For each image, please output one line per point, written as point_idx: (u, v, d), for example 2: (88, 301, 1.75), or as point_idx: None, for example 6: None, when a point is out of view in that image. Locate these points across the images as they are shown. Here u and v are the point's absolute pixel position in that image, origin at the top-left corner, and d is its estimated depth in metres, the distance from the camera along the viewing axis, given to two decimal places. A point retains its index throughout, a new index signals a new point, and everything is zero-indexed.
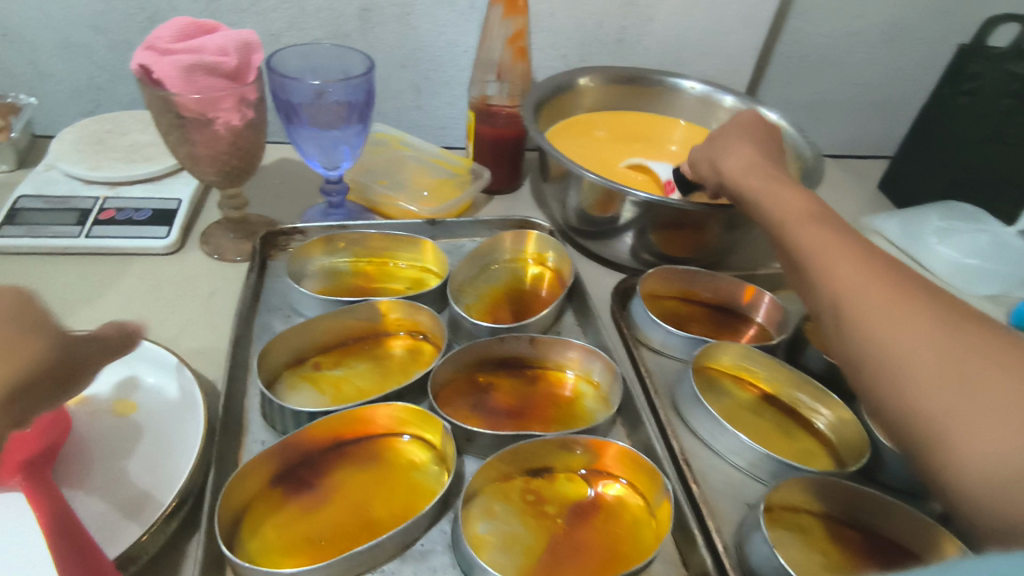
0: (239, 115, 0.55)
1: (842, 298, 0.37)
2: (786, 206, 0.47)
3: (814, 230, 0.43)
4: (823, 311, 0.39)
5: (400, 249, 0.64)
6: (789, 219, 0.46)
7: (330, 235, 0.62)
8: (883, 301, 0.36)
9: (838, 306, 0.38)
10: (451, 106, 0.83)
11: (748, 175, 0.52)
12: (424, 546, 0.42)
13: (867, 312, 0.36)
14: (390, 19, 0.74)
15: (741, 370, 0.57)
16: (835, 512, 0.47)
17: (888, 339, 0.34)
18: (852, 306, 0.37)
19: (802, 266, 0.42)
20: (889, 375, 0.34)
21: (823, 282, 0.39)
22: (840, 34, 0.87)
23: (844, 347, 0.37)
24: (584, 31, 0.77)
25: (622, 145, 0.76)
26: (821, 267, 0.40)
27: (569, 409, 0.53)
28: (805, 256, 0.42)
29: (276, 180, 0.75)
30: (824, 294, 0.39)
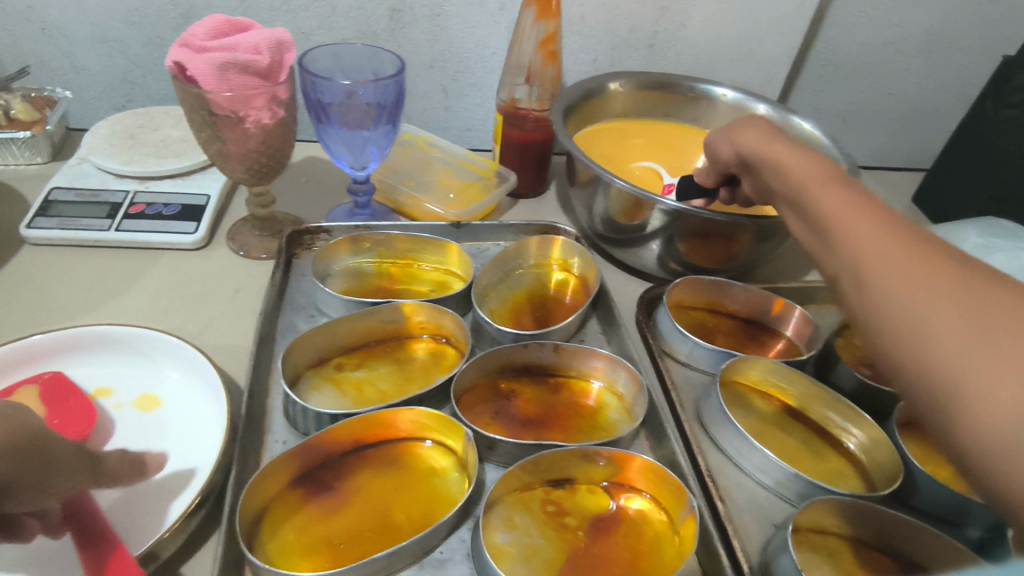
0: (269, 113, 0.55)
1: (861, 257, 0.33)
2: (797, 167, 0.42)
3: (832, 190, 0.38)
4: (835, 273, 0.35)
5: (425, 251, 0.64)
6: (804, 180, 0.41)
7: (355, 236, 0.62)
8: (907, 258, 0.31)
9: (857, 265, 0.33)
10: (479, 108, 0.83)
11: (763, 145, 0.46)
12: (442, 554, 0.42)
13: (888, 271, 0.31)
14: (420, 19, 0.74)
15: (769, 386, 0.56)
16: (865, 537, 0.45)
17: (911, 297, 0.30)
18: (874, 265, 0.32)
19: (816, 228, 0.38)
20: (908, 336, 0.29)
21: (840, 242, 0.35)
22: (877, 43, 0.85)
23: (854, 311, 0.33)
24: (615, 35, 0.76)
25: (639, 147, 0.76)
26: (839, 227, 0.36)
27: (593, 420, 0.52)
28: (820, 217, 0.37)
29: (303, 178, 0.76)
30: (840, 254, 0.35)
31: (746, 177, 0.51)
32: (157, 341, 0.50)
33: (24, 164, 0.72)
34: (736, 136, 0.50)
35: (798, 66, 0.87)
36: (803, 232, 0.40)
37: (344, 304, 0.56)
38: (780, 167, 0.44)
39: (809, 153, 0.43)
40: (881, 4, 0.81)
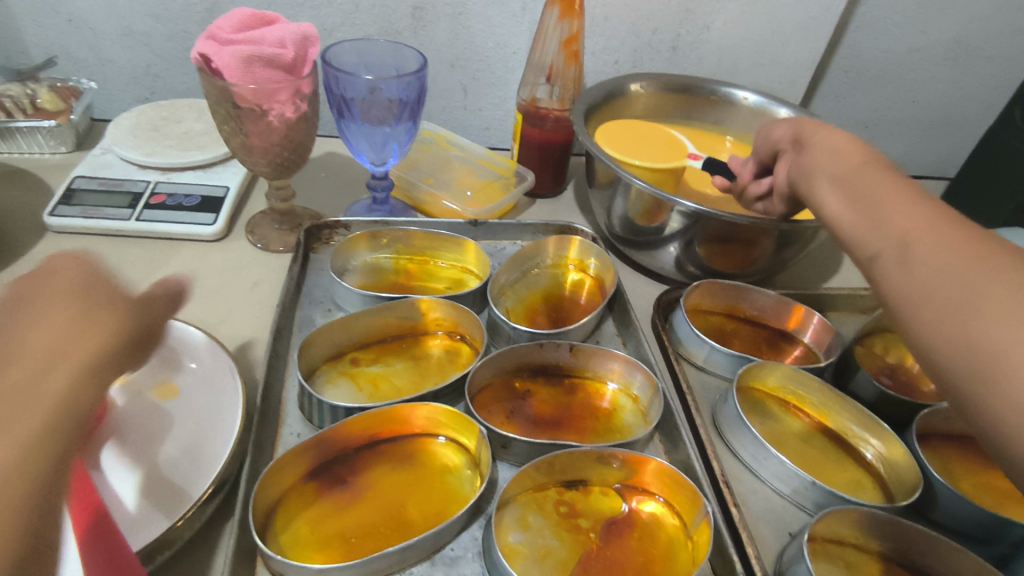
0: (293, 108, 0.55)
1: (912, 236, 0.33)
2: (843, 148, 0.42)
3: (879, 174, 0.38)
4: (878, 251, 0.34)
5: (443, 249, 0.64)
6: (848, 161, 0.41)
7: (374, 231, 0.62)
8: (958, 239, 0.31)
9: (907, 243, 0.33)
10: (497, 107, 0.83)
11: (817, 130, 0.46)
12: (454, 551, 0.42)
13: (938, 250, 0.31)
14: (442, 18, 0.74)
15: (788, 393, 0.55)
16: (888, 549, 0.44)
17: (961, 273, 0.29)
18: (923, 243, 0.32)
19: (859, 205, 0.37)
20: (954, 311, 0.29)
21: (887, 222, 0.35)
22: (903, 49, 0.84)
23: (895, 286, 0.32)
24: (637, 37, 0.76)
25: (652, 125, 0.69)
26: (886, 207, 0.35)
27: (607, 422, 0.52)
28: (867, 196, 0.37)
29: (322, 174, 0.76)
30: (886, 233, 0.34)
31: (786, 158, 0.49)
32: (178, 331, 0.51)
33: (48, 154, 0.73)
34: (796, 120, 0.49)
35: (821, 71, 0.86)
36: (839, 209, 0.39)
37: (362, 299, 0.56)
38: (825, 149, 0.43)
39: (856, 139, 0.43)
40: (908, 10, 0.80)
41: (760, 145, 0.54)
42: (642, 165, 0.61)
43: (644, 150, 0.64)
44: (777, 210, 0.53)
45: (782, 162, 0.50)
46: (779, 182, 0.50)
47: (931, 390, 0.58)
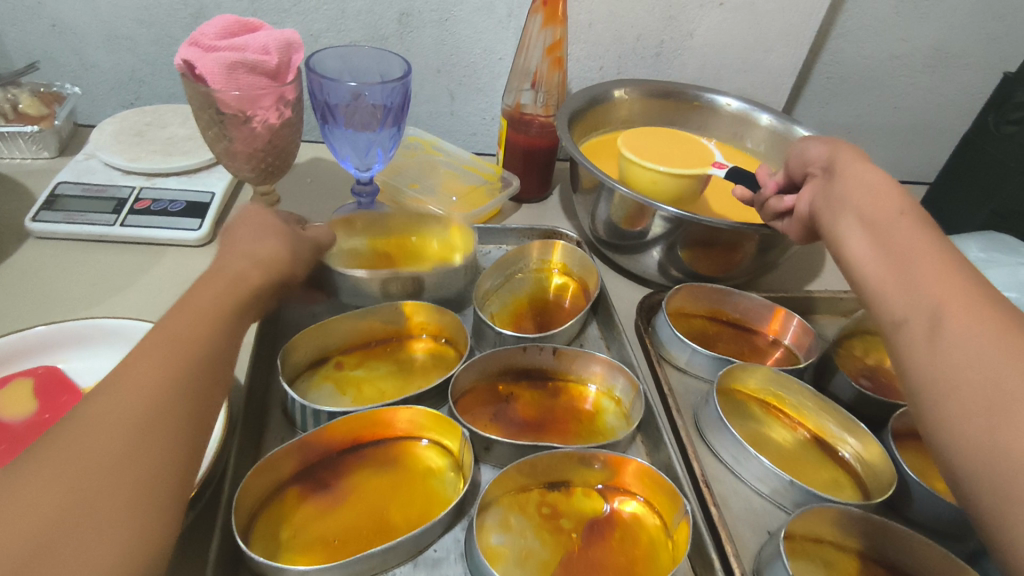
0: (276, 113, 0.55)
1: (946, 309, 0.32)
2: (881, 189, 0.41)
3: (913, 227, 0.37)
4: (905, 315, 0.33)
5: (422, 226, 0.64)
6: (886, 205, 0.39)
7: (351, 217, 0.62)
8: (990, 321, 0.30)
9: (939, 317, 0.32)
10: (483, 112, 0.84)
11: (852, 163, 0.45)
12: (437, 553, 0.42)
13: (972, 334, 0.30)
14: (428, 24, 0.75)
15: (768, 395, 0.56)
16: (863, 547, 0.45)
17: (994, 369, 0.29)
18: (958, 322, 0.31)
19: (890, 259, 0.36)
20: (984, 408, 0.28)
21: (920, 288, 0.33)
22: (883, 57, 0.86)
23: (918, 362, 0.31)
24: (622, 43, 0.77)
25: (688, 135, 0.67)
26: (920, 270, 0.34)
27: (589, 424, 0.52)
28: (901, 252, 0.36)
29: (308, 179, 0.76)
30: (916, 299, 0.33)
31: (814, 183, 0.49)
32: None
33: (31, 159, 0.72)
34: (837, 146, 0.48)
35: (804, 78, 0.87)
36: (866, 257, 0.38)
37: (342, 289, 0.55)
38: (860, 188, 0.42)
39: (891, 180, 0.41)
40: (888, 19, 0.82)
41: (793, 162, 0.53)
42: (666, 171, 0.58)
43: (666, 155, 0.62)
44: (792, 232, 0.54)
45: (809, 186, 0.49)
46: (800, 205, 0.50)
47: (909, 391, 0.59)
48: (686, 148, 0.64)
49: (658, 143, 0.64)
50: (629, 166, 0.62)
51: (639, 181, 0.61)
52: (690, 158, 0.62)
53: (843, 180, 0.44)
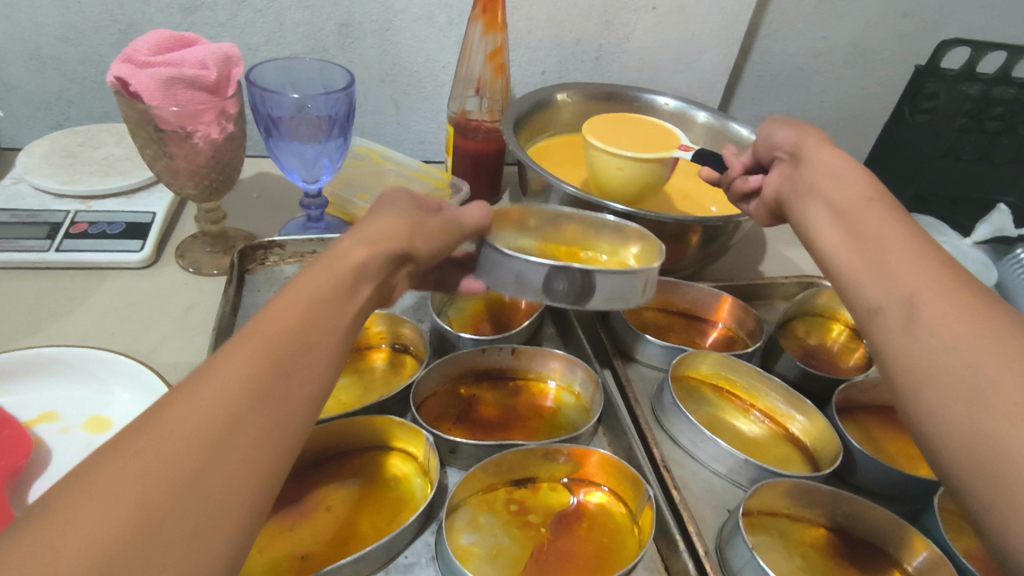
0: (218, 128, 0.55)
1: (921, 296, 0.28)
2: (845, 170, 0.39)
3: (882, 213, 0.34)
4: (880, 304, 0.30)
5: (597, 236, 0.54)
6: (856, 185, 0.37)
7: (522, 210, 0.53)
8: (967, 299, 0.27)
9: (915, 304, 0.28)
10: (430, 120, 0.84)
11: (817, 147, 0.42)
12: (408, 558, 0.42)
13: (949, 320, 0.27)
14: (369, 34, 0.75)
15: (720, 379, 0.58)
16: (817, 516, 0.48)
17: (953, 338, 0.26)
18: (934, 308, 0.28)
19: (859, 244, 0.33)
20: (965, 398, 0.25)
21: (891, 275, 0.30)
22: (807, 54, 0.90)
23: (894, 349, 0.28)
24: (561, 48, 0.79)
25: (631, 116, 0.68)
26: (893, 257, 0.31)
27: (551, 419, 0.53)
28: (871, 237, 0.32)
29: (253, 194, 0.75)
30: (890, 286, 0.30)
31: (782, 168, 0.46)
32: (108, 361, 0.50)
33: None
34: (804, 129, 0.45)
35: (737, 77, 0.91)
36: (837, 247, 0.34)
37: (490, 274, 0.45)
38: (829, 177, 0.39)
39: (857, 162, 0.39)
40: (810, 18, 0.87)
41: (759, 142, 0.50)
42: (636, 157, 0.59)
43: (630, 140, 0.62)
44: (759, 215, 0.52)
45: (778, 171, 0.47)
46: (766, 189, 0.48)
47: (849, 366, 0.63)
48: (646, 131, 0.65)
49: (617, 129, 0.65)
50: (594, 151, 0.62)
51: (605, 166, 0.62)
52: (654, 142, 0.63)
53: (811, 166, 0.41)
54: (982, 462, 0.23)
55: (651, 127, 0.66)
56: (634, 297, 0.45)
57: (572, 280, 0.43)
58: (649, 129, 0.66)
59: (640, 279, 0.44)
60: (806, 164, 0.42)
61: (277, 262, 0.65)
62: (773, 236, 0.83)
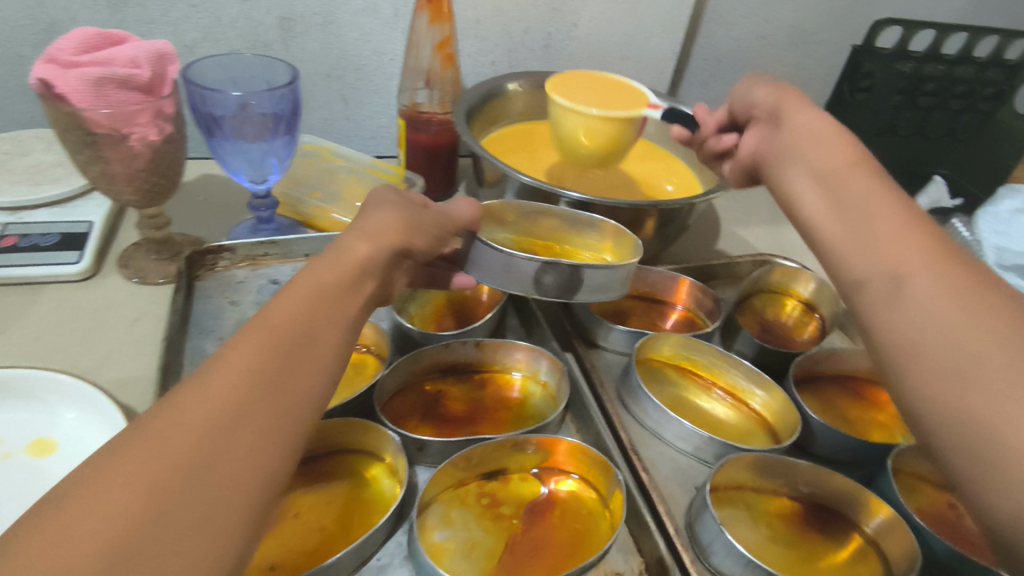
0: (156, 130, 0.52)
1: (907, 268, 0.28)
2: (831, 135, 0.39)
3: (869, 183, 0.34)
4: (864, 276, 0.30)
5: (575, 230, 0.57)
6: (839, 152, 0.37)
7: (503, 206, 0.55)
8: (953, 270, 0.28)
9: (900, 277, 0.28)
10: (380, 115, 0.82)
11: (797, 110, 0.43)
12: (381, 560, 0.41)
13: (934, 293, 0.27)
14: (312, 28, 0.72)
15: (682, 359, 0.59)
16: (780, 486, 0.49)
17: (938, 309, 0.26)
18: (920, 281, 0.28)
19: (842, 215, 0.33)
20: (950, 370, 0.25)
21: (878, 245, 0.30)
22: (750, 37, 0.92)
23: (878, 327, 0.28)
24: (510, 37, 0.78)
25: (603, 76, 0.66)
26: (882, 229, 0.31)
27: (519, 410, 0.53)
28: (858, 209, 0.32)
29: (199, 197, 0.72)
30: (875, 259, 0.30)
31: (759, 128, 0.47)
32: (49, 381, 0.47)
33: None
34: (784, 90, 0.46)
35: (684, 61, 0.93)
36: (823, 217, 0.34)
37: (478, 268, 0.47)
38: (816, 143, 0.38)
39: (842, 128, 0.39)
40: (752, 2, 0.88)
41: (737, 102, 0.52)
42: (602, 113, 0.57)
43: (596, 100, 0.61)
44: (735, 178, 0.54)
45: (755, 131, 0.48)
46: (744, 149, 0.49)
47: (803, 339, 0.65)
48: (615, 91, 0.64)
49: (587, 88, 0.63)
50: (563, 112, 0.60)
51: (574, 128, 0.60)
52: (623, 100, 0.62)
53: (792, 130, 0.41)
54: (964, 428, 0.24)
55: (621, 87, 0.65)
56: (614, 288, 0.48)
57: (560, 273, 0.45)
58: (620, 88, 0.65)
59: (622, 271, 0.47)
60: (788, 127, 0.42)
61: (228, 267, 0.62)
62: (726, 216, 0.84)
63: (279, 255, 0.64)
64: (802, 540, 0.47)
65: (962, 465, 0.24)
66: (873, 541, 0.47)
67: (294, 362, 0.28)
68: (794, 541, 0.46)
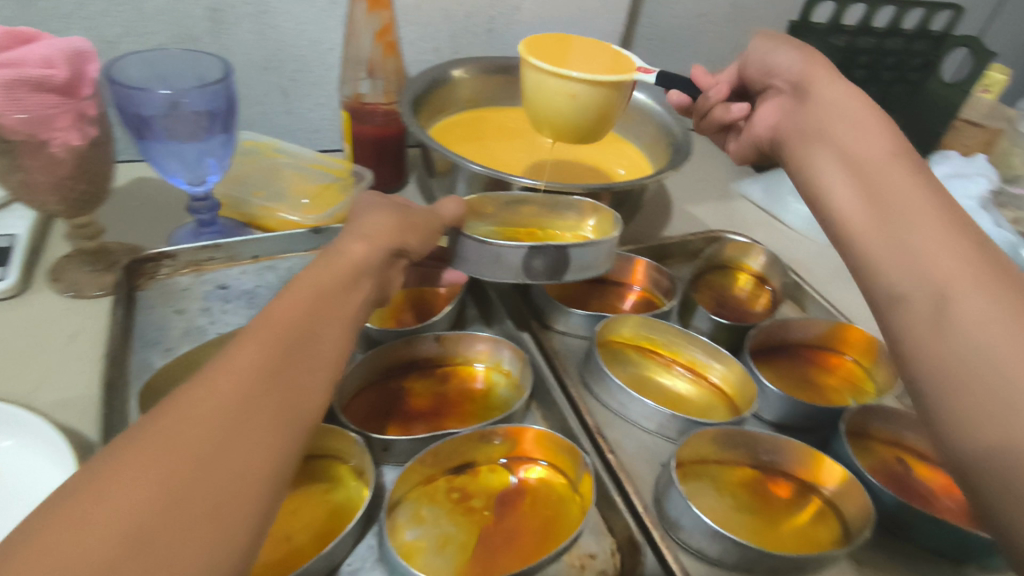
0: (79, 134, 0.49)
1: (952, 290, 0.31)
2: (869, 124, 0.41)
3: (909, 184, 0.36)
4: (907, 292, 0.33)
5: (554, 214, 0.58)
6: (876, 154, 0.39)
7: (481, 199, 0.56)
8: (997, 292, 0.30)
9: (946, 298, 0.31)
10: (322, 107, 0.80)
11: (826, 84, 0.46)
12: (352, 565, 0.41)
13: (978, 319, 0.29)
14: (243, 18, 0.69)
15: (642, 339, 0.60)
16: (742, 457, 0.51)
17: (984, 334, 0.29)
18: (965, 305, 0.30)
19: (885, 223, 0.36)
20: (993, 399, 0.27)
21: (920, 259, 0.33)
22: (692, 15, 0.93)
23: (921, 343, 0.31)
24: (452, 22, 0.77)
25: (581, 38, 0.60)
26: (922, 241, 0.33)
27: (483, 402, 0.53)
28: (897, 214, 0.35)
29: (133, 202, 0.68)
30: (921, 278, 0.32)
31: (783, 100, 0.51)
32: None
33: None
34: (811, 57, 0.49)
35: (628, 41, 0.93)
36: (856, 212, 0.38)
37: (467, 262, 0.49)
38: (853, 130, 0.41)
39: (883, 118, 0.41)
40: None
41: (752, 67, 0.56)
42: (582, 77, 0.51)
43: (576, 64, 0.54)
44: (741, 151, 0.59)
45: (778, 103, 0.52)
46: (762, 122, 0.54)
47: (757, 311, 0.67)
48: (594, 55, 0.57)
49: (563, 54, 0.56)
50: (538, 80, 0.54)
51: (554, 96, 0.53)
52: (604, 64, 0.55)
53: (822, 120, 0.45)
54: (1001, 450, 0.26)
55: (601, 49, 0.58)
56: (599, 264, 0.50)
57: (547, 257, 0.47)
58: (599, 51, 0.58)
59: (605, 248, 0.49)
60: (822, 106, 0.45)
61: (170, 274, 0.59)
62: (677, 194, 0.86)
63: (225, 258, 0.61)
64: (764, 507, 0.48)
65: (991, 479, 0.26)
66: (831, 503, 0.49)
67: (261, 374, 0.26)
68: (757, 508, 0.48)
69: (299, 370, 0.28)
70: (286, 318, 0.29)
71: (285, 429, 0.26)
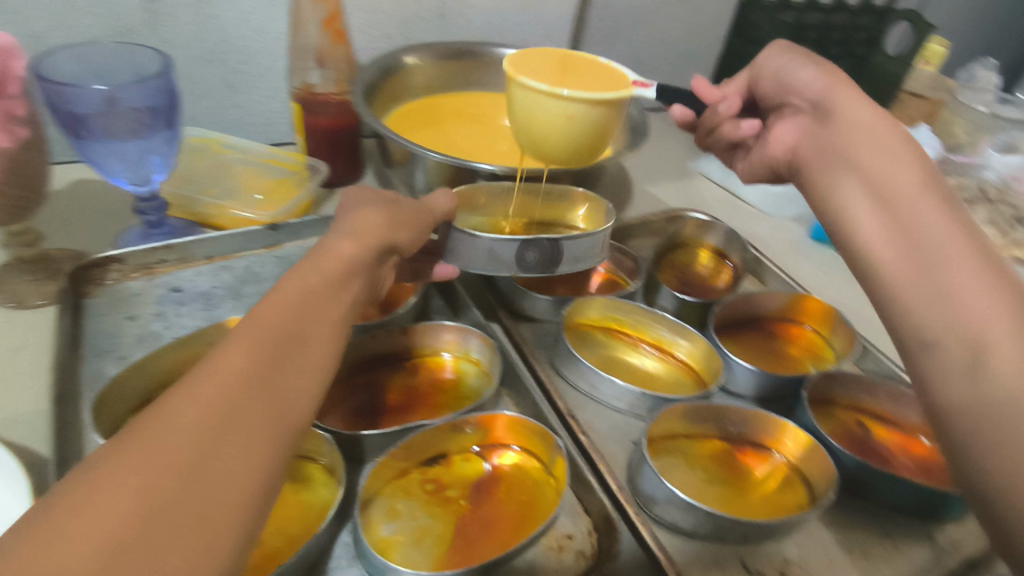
0: (7, 135, 0.46)
1: (988, 341, 0.32)
2: (897, 156, 0.42)
3: (942, 223, 0.38)
4: (939, 338, 0.34)
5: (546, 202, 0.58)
6: (906, 188, 0.40)
7: (472, 189, 0.55)
8: None
9: (982, 350, 0.32)
10: (272, 99, 0.77)
11: (848, 102, 0.47)
12: (328, 564, 0.40)
13: (1015, 373, 0.31)
14: (181, 9, 0.66)
15: (608, 320, 0.60)
16: (710, 430, 0.52)
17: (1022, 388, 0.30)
18: (1002, 357, 0.32)
19: (919, 263, 0.37)
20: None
21: (955, 306, 0.34)
22: None
23: (959, 392, 0.32)
24: (402, 8, 0.75)
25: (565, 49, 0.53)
26: (956, 287, 0.35)
27: (453, 392, 0.52)
28: (931, 256, 0.37)
29: (74, 206, 0.65)
30: (955, 325, 0.34)
31: (801, 119, 0.52)
32: None
33: None
34: (832, 72, 0.49)
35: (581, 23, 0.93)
36: (886, 248, 0.39)
37: (459, 257, 0.49)
38: (882, 160, 0.42)
39: (914, 150, 0.43)
40: None
41: (768, 80, 0.56)
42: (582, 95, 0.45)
43: (571, 80, 0.48)
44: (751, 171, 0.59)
45: (795, 121, 0.53)
46: (779, 140, 0.54)
47: (719, 287, 0.68)
48: (584, 67, 0.51)
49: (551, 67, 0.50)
50: (529, 99, 0.47)
51: (550, 116, 0.47)
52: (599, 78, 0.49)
53: (845, 147, 0.46)
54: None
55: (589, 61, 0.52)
56: (595, 255, 0.50)
57: (541, 248, 0.48)
58: (589, 63, 0.52)
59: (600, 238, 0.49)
60: (845, 132, 0.46)
61: (119, 278, 0.57)
62: (637, 175, 0.86)
63: (177, 260, 0.59)
64: (733, 476, 0.49)
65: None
66: (797, 469, 0.50)
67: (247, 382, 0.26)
68: (727, 479, 0.49)
69: (282, 375, 0.27)
70: (266, 330, 0.28)
71: (274, 438, 0.25)
